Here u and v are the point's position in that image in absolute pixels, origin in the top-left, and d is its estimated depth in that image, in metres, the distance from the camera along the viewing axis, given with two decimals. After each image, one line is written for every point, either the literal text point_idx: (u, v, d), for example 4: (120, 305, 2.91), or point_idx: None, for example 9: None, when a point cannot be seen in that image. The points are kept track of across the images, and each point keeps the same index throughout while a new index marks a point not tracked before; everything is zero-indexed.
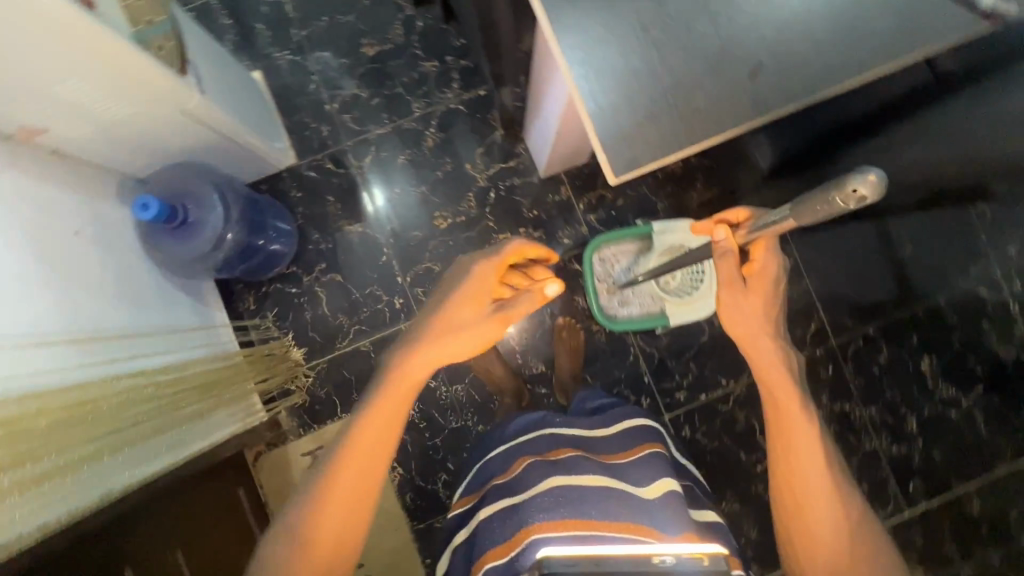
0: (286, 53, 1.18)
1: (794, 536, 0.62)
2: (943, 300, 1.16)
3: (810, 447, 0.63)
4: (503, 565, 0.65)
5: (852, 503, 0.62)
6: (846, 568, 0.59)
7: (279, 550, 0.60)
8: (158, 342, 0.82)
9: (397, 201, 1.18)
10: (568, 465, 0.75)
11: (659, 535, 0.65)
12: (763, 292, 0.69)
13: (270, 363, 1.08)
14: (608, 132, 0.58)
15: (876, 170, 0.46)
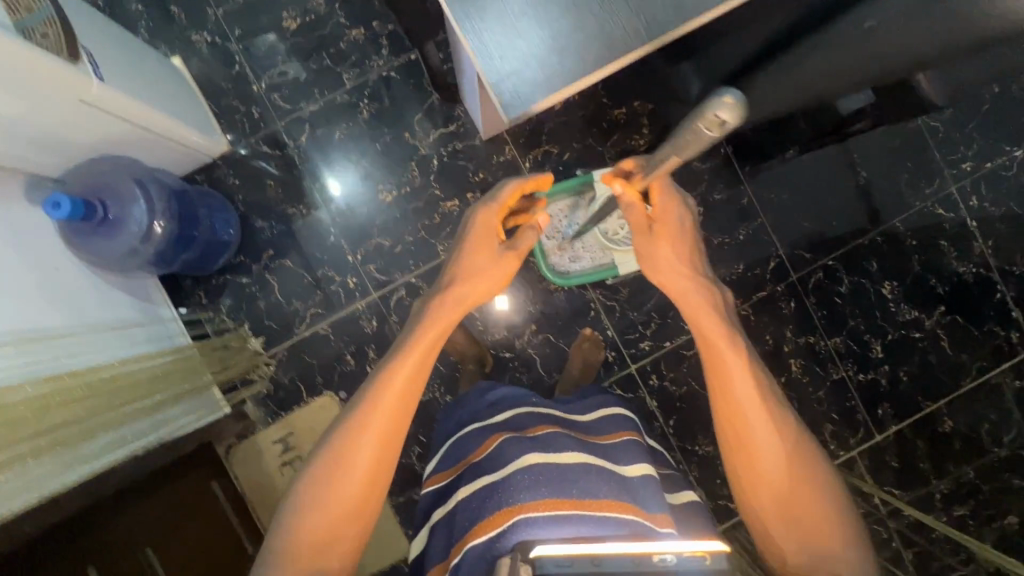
0: (204, 35, 1.13)
1: (741, 476, 0.65)
2: (899, 222, 1.21)
3: (749, 392, 0.65)
4: (483, 543, 0.62)
5: (791, 435, 0.65)
6: (791, 498, 0.63)
7: (313, 482, 0.63)
8: (94, 340, 0.80)
9: (340, 178, 1.15)
10: (547, 441, 0.72)
11: (643, 513, 0.66)
12: (669, 237, 0.74)
13: (226, 354, 1.06)
14: (496, 75, 0.61)
15: (732, 91, 0.47)
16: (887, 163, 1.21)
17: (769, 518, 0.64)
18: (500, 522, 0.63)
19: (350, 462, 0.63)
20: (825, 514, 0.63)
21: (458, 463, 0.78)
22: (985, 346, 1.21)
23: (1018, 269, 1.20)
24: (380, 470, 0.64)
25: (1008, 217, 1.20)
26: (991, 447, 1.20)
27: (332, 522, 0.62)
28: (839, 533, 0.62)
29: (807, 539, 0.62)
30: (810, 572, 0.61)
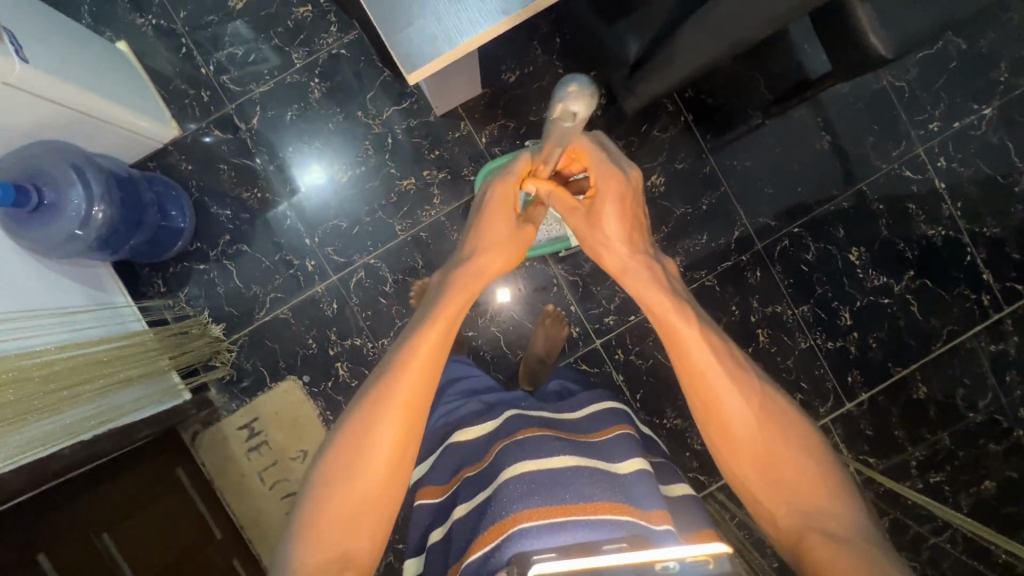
0: (149, 19, 1.12)
1: (716, 442, 0.59)
2: (867, 187, 1.19)
3: (704, 350, 0.60)
4: (480, 559, 0.60)
5: (759, 391, 0.59)
6: (769, 458, 0.56)
7: (330, 466, 0.55)
8: (36, 325, 0.80)
9: (294, 160, 1.14)
10: (536, 445, 0.69)
11: (639, 512, 0.61)
12: (611, 211, 0.69)
13: (183, 340, 1.06)
14: (397, 38, 0.71)
15: (574, 80, 0.49)
16: (856, 125, 1.18)
17: (761, 496, 0.56)
18: (495, 537, 0.60)
19: (371, 439, 0.55)
20: (810, 467, 0.56)
21: (456, 473, 0.75)
22: (956, 310, 1.19)
23: (987, 231, 1.19)
24: (404, 452, 0.57)
25: (976, 177, 1.18)
26: (967, 412, 1.19)
27: (354, 510, 0.54)
28: (829, 485, 0.55)
29: (796, 496, 0.55)
30: (804, 532, 0.53)
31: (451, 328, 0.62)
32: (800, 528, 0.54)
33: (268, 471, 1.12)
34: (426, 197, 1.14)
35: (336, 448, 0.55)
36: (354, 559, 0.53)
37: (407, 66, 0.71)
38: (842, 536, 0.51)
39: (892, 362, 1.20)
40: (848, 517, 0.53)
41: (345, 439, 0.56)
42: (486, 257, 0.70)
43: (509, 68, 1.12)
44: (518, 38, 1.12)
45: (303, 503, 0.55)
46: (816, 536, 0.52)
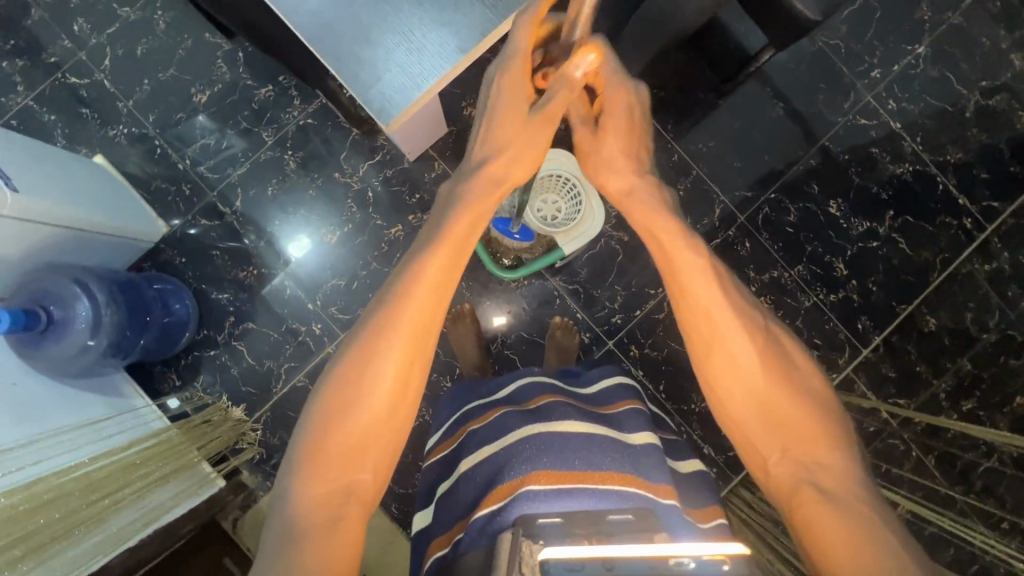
0: (120, 128, 1.16)
1: (706, 381, 0.60)
2: (829, 142, 1.24)
3: (710, 292, 0.61)
4: (485, 516, 0.62)
5: (765, 337, 0.59)
6: (766, 400, 0.57)
7: (337, 384, 0.57)
8: (62, 442, 0.80)
9: (282, 232, 1.17)
10: (548, 411, 0.73)
11: (647, 485, 0.65)
12: (615, 130, 0.76)
13: (209, 428, 1.06)
14: (368, 95, 0.76)
15: None
16: (804, 87, 1.24)
17: (754, 435, 0.57)
18: (503, 494, 0.63)
19: (377, 368, 0.57)
20: (810, 419, 0.56)
21: (459, 431, 0.81)
22: (943, 238, 1.23)
23: (951, 158, 1.23)
24: (409, 385, 0.58)
25: (928, 111, 1.23)
26: (979, 334, 1.21)
27: (355, 439, 0.56)
28: (834, 441, 0.55)
29: (790, 444, 0.55)
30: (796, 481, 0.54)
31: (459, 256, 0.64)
32: (792, 478, 0.54)
33: None
34: (416, 239, 1.17)
35: (345, 367, 0.58)
36: (353, 491, 0.55)
37: (383, 118, 0.77)
38: (834, 492, 0.52)
39: (895, 301, 1.22)
40: (845, 472, 0.53)
41: (357, 361, 0.57)
42: (498, 168, 0.72)
43: (469, 102, 1.17)
44: (471, 74, 1.17)
45: (308, 421, 0.56)
46: (808, 490, 0.52)
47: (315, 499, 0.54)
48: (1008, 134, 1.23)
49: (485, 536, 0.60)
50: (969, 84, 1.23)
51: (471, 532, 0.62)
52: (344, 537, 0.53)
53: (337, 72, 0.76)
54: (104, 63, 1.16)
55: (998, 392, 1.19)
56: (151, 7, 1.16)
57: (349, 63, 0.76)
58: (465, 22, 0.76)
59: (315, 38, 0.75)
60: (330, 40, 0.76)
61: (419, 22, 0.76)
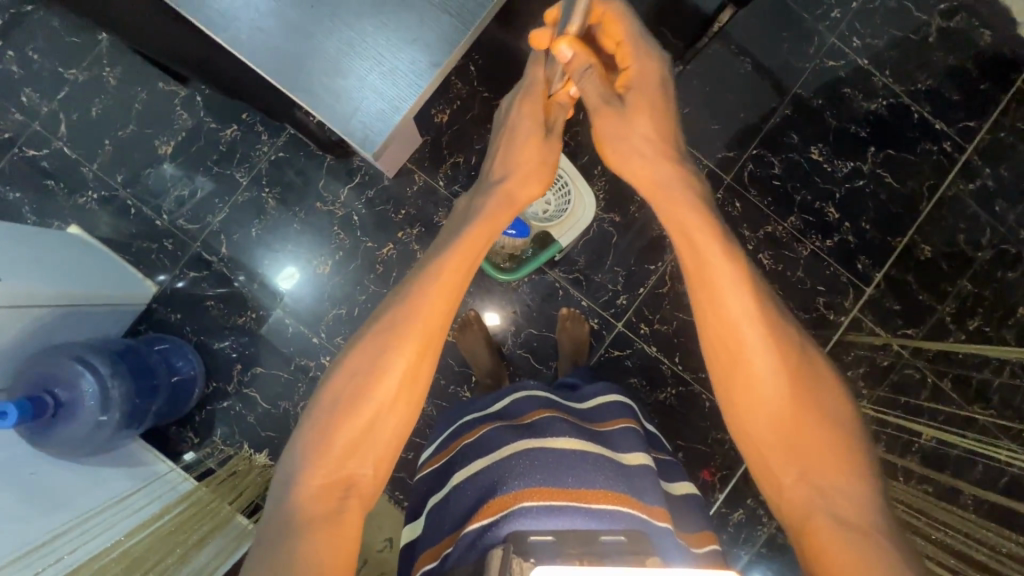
0: (90, 194, 1.13)
1: (719, 367, 0.62)
2: (802, 89, 1.24)
3: (739, 300, 0.60)
4: (477, 530, 0.63)
5: (791, 351, 0.60)
6: (788, 417, 0.58)
7: (343, 383, 0.59)
8: (90, 527, 0.79)
9: (274, 270, 1.15)
10: (542, 426, 0.74)
11: (641, 506, 0.67)
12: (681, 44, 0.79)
13: (236, 481, 1.05)
14: (348, 125, 0.75)
15: None
16: (767, 38, 1.23)
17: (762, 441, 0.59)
18: (496, 509, 0.64)
19: (383, 369, 0.59)
20: (829, 442, 0.57)
21: (453, 444, 0.81)
22: (927, 166, 1.24)
23: (922, 86, 1.24)
24: (416, 384, 0.61)
25: (892, 43, 1.24)
26: (975, 253, 1.22)
27: (357, 441, 0.58)
28: (853, 469, 0.56)
29: (807, 466, 0.57)
30: (807, 500, 0.56)
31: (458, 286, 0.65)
32: (803, 501, 0.56)
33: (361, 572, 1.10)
34: (409, 255, 1.15)
35: (349, 366, 0.60)
36: (355, 489, 0.57)
37: (367, 147, 0.75)
38: (850, 520, 0.53)
39: (889, 236, 1.23)
40: (860, 502, 0.55)
41: (363, 356, 0.60)
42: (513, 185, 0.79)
43: (439, 109, 1.15)
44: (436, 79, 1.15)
45: (311, 417, 0.59)
46: (820, 517, 0.54)
47: (314, 494, 0.55)
48: (973, 52, 1.23)
49: (474, 551, 0.62)
50: (928, 10, 1.23)
51: (460, 548, 0.63)
52: (342, 540, 0.54)
53: (313, 108, 0.75)
54: (60, 131, 1.12)
55: (1001, 307, 1.21)
56: (98, 65, 1.13)
57: (323, 97, 0.74)
58: (431, 33, 0.74)
59: (285, 78, 0.74)
60: (300, 77, 0.74)
61: (386, 43, 0.74)
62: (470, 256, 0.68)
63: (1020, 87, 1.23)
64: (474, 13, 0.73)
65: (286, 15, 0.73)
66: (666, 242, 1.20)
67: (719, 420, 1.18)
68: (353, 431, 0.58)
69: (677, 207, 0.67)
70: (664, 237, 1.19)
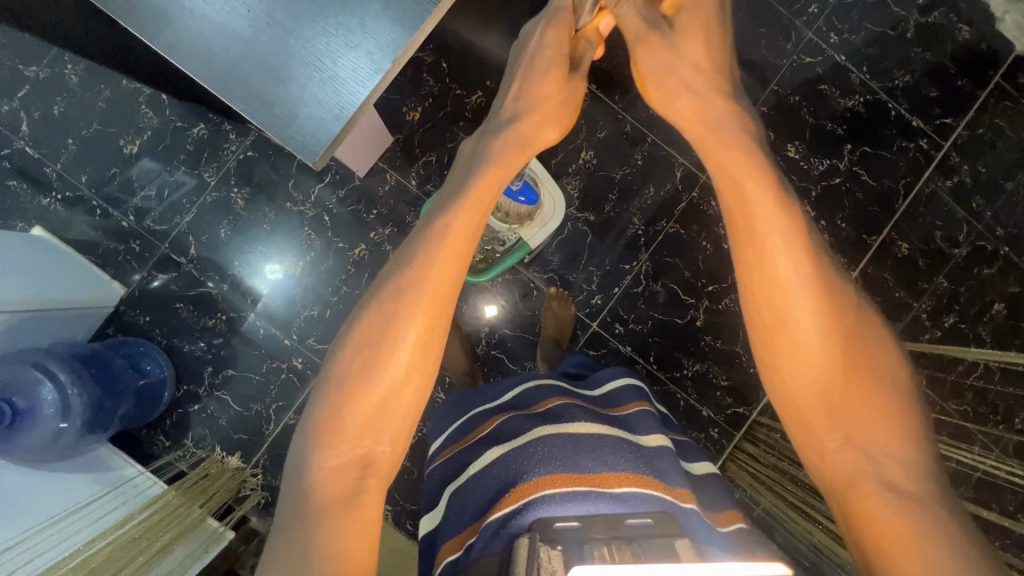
0: (54, 195, 1.11)
1: (767, 326, 0.60)
2: (778, 85, 1.24)
3: (790, 261, 0.60)
4: (499, 520, 0.64)
5: (842, 310, 0.58)
6: (840, 375, 0.57)
7: (352, 359, 0.59)
8: (47, 537, 0.78)
9: (244, 271, 1.14)
10: (558, 413, 0.75)
11: (666, 488, 0.67)
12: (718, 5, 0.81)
13: (207, 484, 1.04)
14: (288, 133, 0.71)
15: None
16: (744, 34, 1.23)
17: (809, 404, 0.58)
18: (517, 497, 0.65)
19: (395, 339, 0.60)
20: (881, 405, 0.56)
21: (465, 437, 0.81)
22: (903, 164, 1.23)
23: (899, 82, 1.23)
24: (429, 353, 0.61)
25: (870, 39, 1.23)
26: (952, 250, 1.22)
27: (372, 416, 0.58)
28: (909, 433, 0.55)
29: (854, 432, 0.56)
30: (855, 464, 0.55)
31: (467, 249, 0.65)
32: (849, 467, 0.55)
33: None
34: (382, 256, 1.14)
35: (357, 340, 0.60)
36: (371, 466, 0.58)
37: (307, 155, 0.71)
38: (901, 486, 0.52)
39: (865, 234, 1.23)
40: (911, 467, 0.53)
41: (371, 329, 0.60)
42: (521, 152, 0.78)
43: (411, 107, 1.14)
44: (407, 76, 1.13)
45: (319, 397, 0.59)
46: (870, 484, 0.53)
47: (328, 475, 0.57)
48: (951, 48, 1.22)
49: (499, 541, 0.63)
50: (907, 6, 1.22)
51: (484, 538, 0.64)
52: (359, 517, 0.55)
53: (249, 115, 0.71)
54: (22, 130, 1.10)
55: (977, 304, 1.21)
56: (59, 62, 1.10)
57: (260, 104, 0.70)
58: (376, 36, 0.70)
59: (219, 84, 0.70)
60: (236, 83, 0.70)
61: (327, 47, 0.70)
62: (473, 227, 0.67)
63: (997, 84, 1.22)
64: (420, 17, 0.69)
65: (224, 16, 0.70)
66: (642, 242, 1.19)
67: (694, 419, 1.18)
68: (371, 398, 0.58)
69: (727, 157, 0.67)
70: (639, 237, 1.19)
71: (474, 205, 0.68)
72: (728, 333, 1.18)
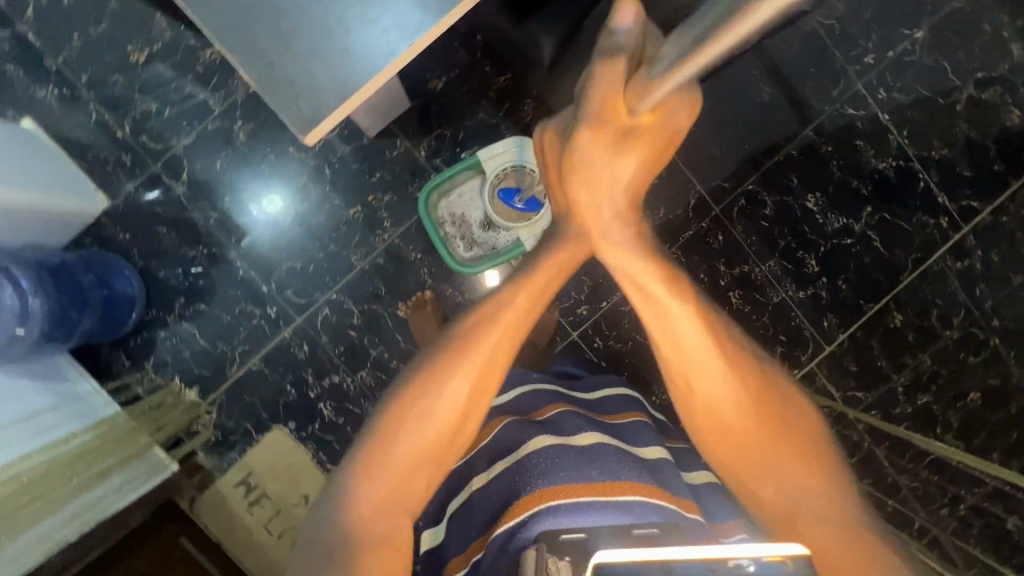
0: (50, 88, 1.06)
1: (677, 387, 0.64)
2: (814, 131, 1.20)
3: (688, 325, 0.62)
4: (503, 535, 0.61)
5: (741, 367, 0.63)
6: (763, 427, 0.61)
7: (410, 387, 0.63)
8: (11, 435, 0.79)
9: (235, 208, 1.11)
10: (559, 425, 0.73)
11: (671, 496, 0.65)
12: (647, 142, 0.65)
13: (159, 414, 1.05)
14: (286, 100, 0.67)
15: None
16: (790, 73, 1.18)
17: (735, 453, 0.61)
18: (519, 511, 0.62)
19: (450, 376, 0.63)
20: (806, 451, 0.60)
21: (470, 444, 0.78)
22: (918, 238, 1.21)
23: (936, 154, 1.19)
24: (473, 413, 0.63)
25: (917, 102, 1.18)
26: (943, 331, 1.20)
27: (421, 455, 0.61)
28: (822, 469, 0.59)
29: (782, 475, 0.59)
30: (790, 507, 0.58)
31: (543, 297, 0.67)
32: (785, 509, 0.58)
33: (270, 522, 1.09)
34: (376, 222, 1.11)
35: (422, 375, 0.64)
36: (410, 505, 0.60)
37: (301, 129, 0.68)
38: (828, 513, 0.56)
39: (862, 300, 1.21)
40: (835, 502, 0.57)
41: (433, 368, 0.64)
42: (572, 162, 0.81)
43: (435, 76, 1.09)
44: (437, 42, 1.08)
45: (366, 438, 0.62)
46: (808, 520, 0.56)
47: (368, 508, 0.58)
48: (996, 129, 1.18)
49: (505, 556, 0.59)
50: (964, 75, 1.17)
51: (490, 552, 0.61)
52: (395, 550, 0.58)
53: (246, 72, 0.67)
54: (28, 14, 1.05)
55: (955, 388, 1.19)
56: None
57: (261, 64, 0.67)
58: (398, 18, 0.65)
59: (220, 29, 0.66)
60: (241, 35, 0.66)
61: (339, 17, 0.65)
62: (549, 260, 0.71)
63: None
64: (446, 5, 0.64)
65: None
66: None
67: None
68: (391, 438, 0.61)
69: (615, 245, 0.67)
70: None
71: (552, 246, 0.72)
72: None
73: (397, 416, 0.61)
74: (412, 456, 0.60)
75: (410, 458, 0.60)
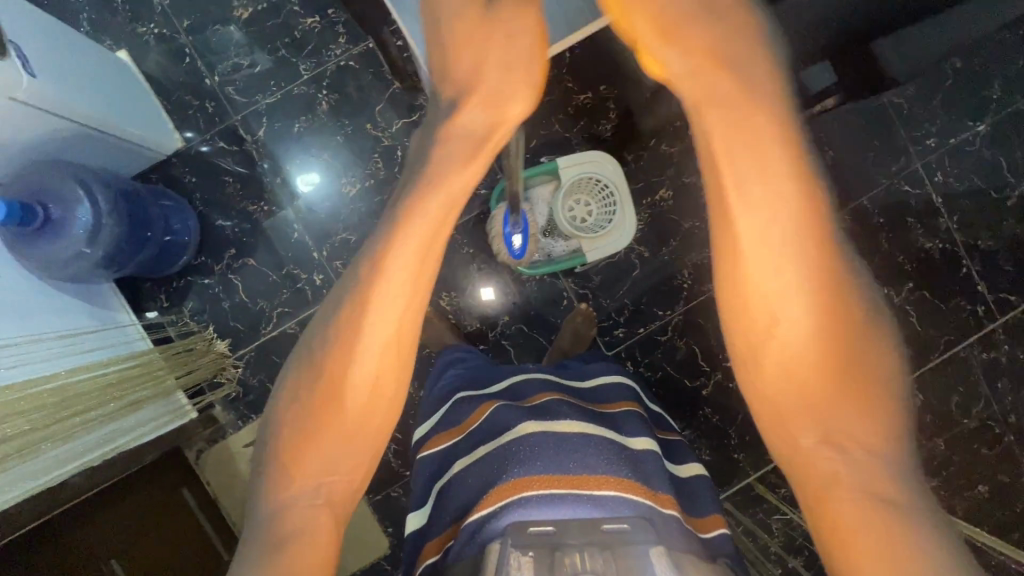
0: (151, 27, 1.10)
1: (742, 342, 0.64)
2: (869, 199, 1.23)
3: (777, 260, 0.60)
4: (474, 523, 0.61)
5: (822, 290, 0.59)
6: (832, 374, 0.59)
7: (301, 397, 0.63)
8: (46, 348, 0.80)
9: (302, 172, 1.12)
10: (547, 410, 0.72)
11: (650, 493, 0.64)
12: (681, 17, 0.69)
13: (190, 356, 1.04)
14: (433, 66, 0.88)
15: None
16: (852, 142, 1.23)
17: (791, 409, 0.60)
18: (494, 498, 0.62)
19: (333, 369, 0.62)
20: (860, 405, 0.58)
21: (455, 430, 0.77)
22: (952, 321, 1.23)
23: (982, 244, 1.22)
24: (378, 386, 0.63)
25: (971, 192, 1.22)
26: (963, 419, 1.21)
27: (331, 444, 0.62)
28: (879, 425, 0.58)
29: (832, 430, 0.58)
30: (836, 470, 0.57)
31: (425, 268, 0.65)
32: (828, 468, 0.57)
33: None
34: None
35: (317, 358, 0.64)
36: (325, 493, 0.61)
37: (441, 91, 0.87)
38: (875, 486, 0.55)
39: None
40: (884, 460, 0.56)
41: (326, 349, 0.64)
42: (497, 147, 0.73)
43: None
44: None
45: (276, 436, 0.63)
46: (847, 480, 0.56)
47: (290, 500, 0.60)
48: None
49: (473, 544, 0.59)
50: (1019, 174, 1.21)
51: (460, 540, 0.61)
52: (319, 538, 0.58)
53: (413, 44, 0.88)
54: None
55: (966, 477, 1.20)
56: None
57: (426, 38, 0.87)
58: None
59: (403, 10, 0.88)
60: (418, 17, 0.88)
61: None
62: (428, 235, 0.66)
63: None
64: None
65: None
66: (683, 294, 1.17)
67: None
68: (297, 434, 0.62)
69: (739, 130, 0.64)
70: (683, 289, 1.18)
71: (422, 227, 0.66)
72: (729, 413, 1.17)
73: (295, 416, 0.62)
74: (322, 447, 0.61)
75: (321, 448, 0.61)
